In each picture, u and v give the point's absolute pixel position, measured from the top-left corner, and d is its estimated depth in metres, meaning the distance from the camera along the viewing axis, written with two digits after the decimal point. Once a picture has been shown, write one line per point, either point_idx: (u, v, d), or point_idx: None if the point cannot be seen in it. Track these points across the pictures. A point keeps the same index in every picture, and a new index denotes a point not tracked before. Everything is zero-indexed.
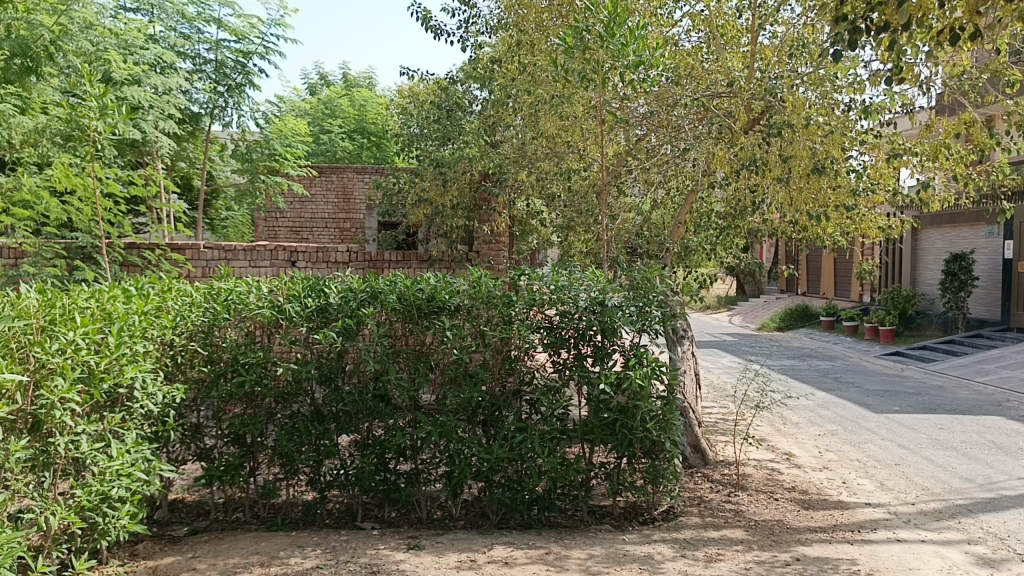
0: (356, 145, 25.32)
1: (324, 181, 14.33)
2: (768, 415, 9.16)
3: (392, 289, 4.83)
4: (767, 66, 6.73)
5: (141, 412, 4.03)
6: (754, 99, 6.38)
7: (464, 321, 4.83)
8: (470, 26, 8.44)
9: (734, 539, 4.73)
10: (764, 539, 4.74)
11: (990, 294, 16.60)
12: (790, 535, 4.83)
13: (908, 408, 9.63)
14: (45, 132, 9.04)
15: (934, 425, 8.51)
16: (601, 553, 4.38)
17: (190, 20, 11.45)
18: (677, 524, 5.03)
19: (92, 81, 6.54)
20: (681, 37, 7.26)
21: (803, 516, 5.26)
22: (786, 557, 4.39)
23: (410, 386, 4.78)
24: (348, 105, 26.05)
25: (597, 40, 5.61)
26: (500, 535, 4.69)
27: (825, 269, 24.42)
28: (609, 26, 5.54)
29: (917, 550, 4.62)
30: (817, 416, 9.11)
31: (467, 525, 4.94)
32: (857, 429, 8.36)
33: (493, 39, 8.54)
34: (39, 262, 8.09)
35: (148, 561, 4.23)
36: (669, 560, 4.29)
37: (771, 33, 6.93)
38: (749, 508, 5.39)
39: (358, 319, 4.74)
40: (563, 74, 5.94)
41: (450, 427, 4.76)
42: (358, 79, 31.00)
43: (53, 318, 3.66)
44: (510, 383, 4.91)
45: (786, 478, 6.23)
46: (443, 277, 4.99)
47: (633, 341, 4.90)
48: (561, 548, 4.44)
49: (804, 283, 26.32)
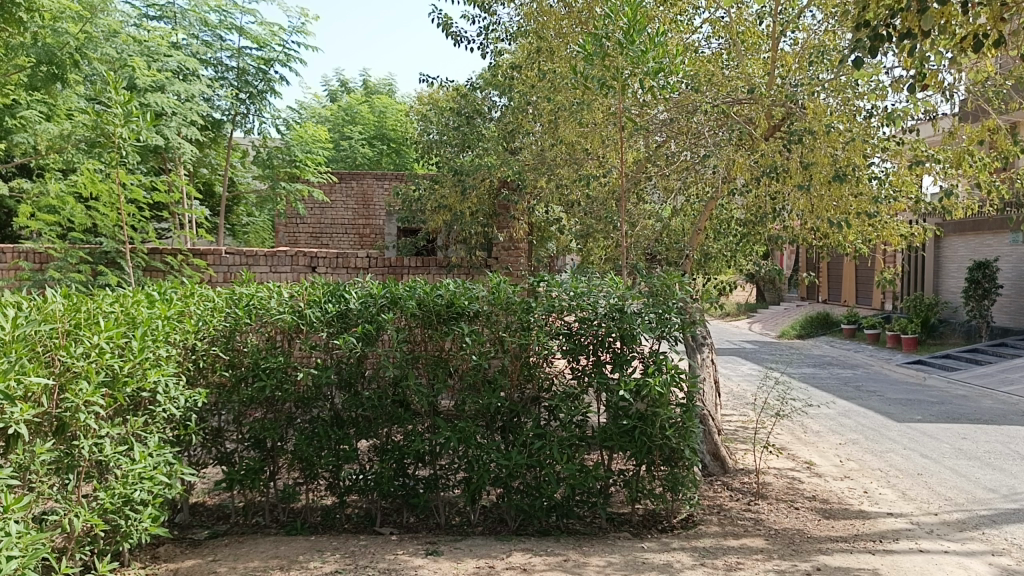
0: (377, 151, 25.46)
1: (345, 188, 14.41)
2: (788, 423, 9.11)
3: (412, 295, 4.87)
4: (788, 72, 6.70)
5: (163, 416, 4.08)
6: (774, 106, 6.36)
7: (483, 327, 4.85)
8: (490, 33, 8.48)
9: (754, 548, 4.69)
10: (784, 548, 4.70)
11: (1014, 303, 16.38)
12: (811, 544, 4.79)
13: (931, 417, 9.52)
14: (70, 139, 9.18)
15: (957, 435, 8.41)
16: (620, 560, 4.36)
17: (212, 28, 11.66)
18: (696, 533, 5.00)
19: (117, 89, 6.63)
20: (701, 44, 7.25)
21: (823, 525, 5.22)
22: (806, 567, 4.35)
23: (429, 391, 4.80)
24: (369, 112, 26.21)
25: (617, 47, 5.61)
26: (518, 542, 4.70)
27: (847, 276, 24.23)
28: (629, 33, 5.50)
29: (939, 561, 4.56)
30: (838, 425, 9.04)
31: (485, 531, 4.94)
32: (879, 438, 8.29)
33: (512, 46, 8.57)
34: (65, 266, 8.20)
35: (170, 563, 4.28)
36: (688, 568, 4.27)
37: (793, 40, 6.88)
38: (769, 517, 5.35)
39: (378, 325, 4.77)
40: (583, 81, 5.96)
41: (469, 432, 4.78)
42: (379, 86, 31.19)
43: (77, 322, 3.71)
44: (529, 389, 4.91)
45: (807, 487, 6.19)
46: (462, 283, 5.01)
47: (653, 347, 4.87)
48: (580, 555, 4.44)
49: (826, 290, 26.15)
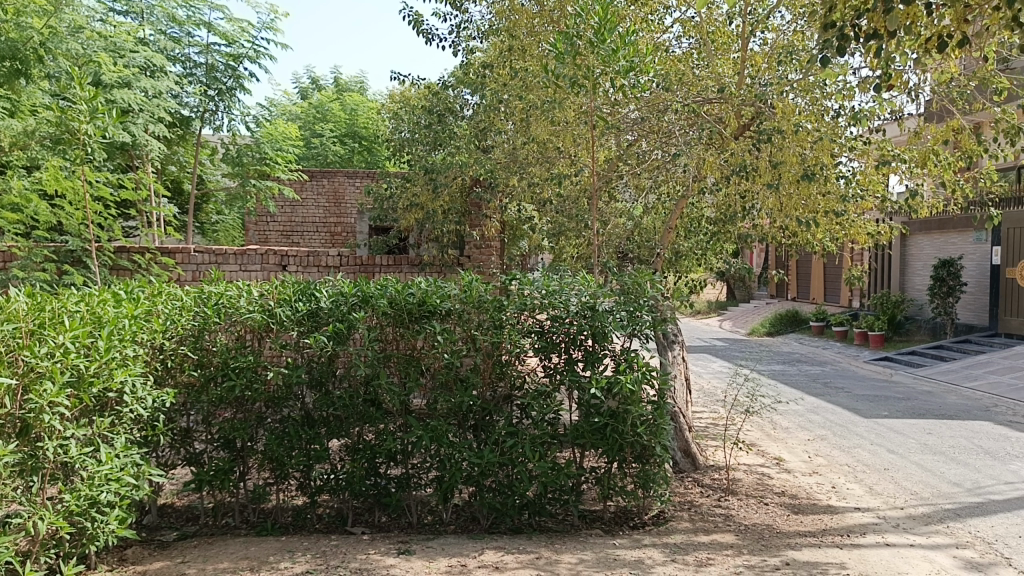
0: (348, 149, 25.29)
1: (315, 186, 14.29)
2: (757, 420, 9.20)
3: (383, 294, 4.84)
4: (757, 72, 6.76)
5: (130, 417, 4.02)
6: (744, 106, 6.41)
7: (455, 326, 4.83)
8: (461, 31, 8.47)
9: (724, 543, 4.74)
10: (753, 543, 4.75)
11: (977, 300, 16.68)
12: (779, 539, 4.85)
13: (897, 413, 9.67)
14: (34, 135, 9.01)
15: (922, 430, 8.55)
16: (592, 557, 4.38)
17: (179, 24, 11.56)
18: (667, 529, 5.03)
19: (82, 85, 6.51)
20: (672, 44, 7.30)
21: (792, 520, 5.28)
22: (775, 562, 4.40)
23: (400, 390, 4.77)
24: (339, 109, 26.03)
25: (588, 46, 5.62)
26: (491, 540, 4.69)
27: (814, 274, 24.53)
28: (599, 32, 5.52)
29: (905, 555, 4.64)
30: (806, 421, 9.15)
31: (457, 530, 4.94)
32: (846, 433, 8.40)
33: (484, 44, 8.56)
34: (28, 265, 8.04)
35: (138, 566, 4.22)
36: (659, 564, 4.30)
37: (762, 40, 6.95)
38: (738, 512, 5.40)
39: (349, 323, 4.73)
40: (555, 80, 5.97)
41: (441, 431, 4.77)
42: (349, 83, 30.98)
43: (41, 321, 3.64)
44: (501, 388, 4.91)
45: (777, 482, 6.26)
46: (434, 282, 4.99)
47: (624, 345, 4.90)
48: (552, 553, 4.45)
49: (794, 288, 26.45)
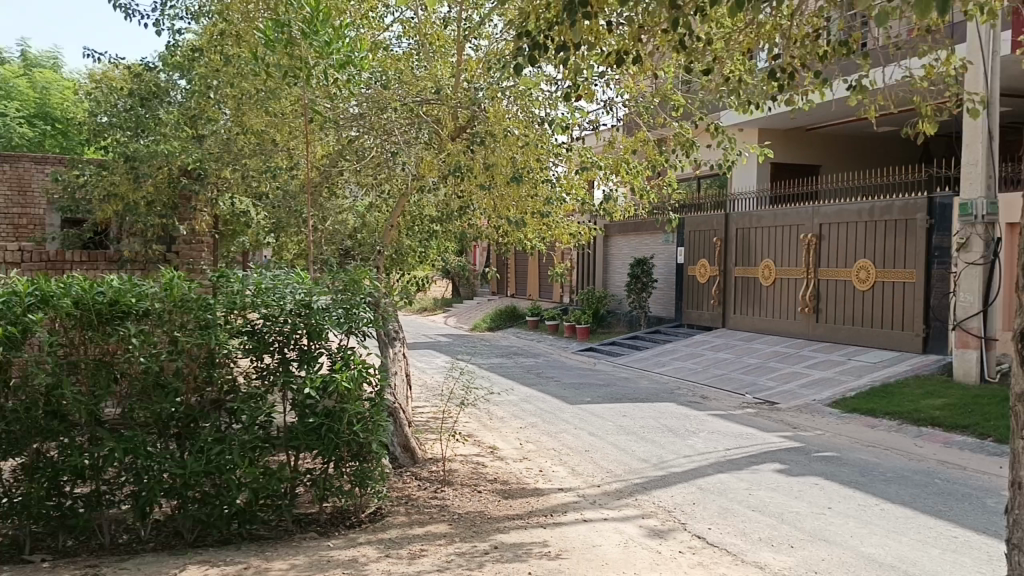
0: (37, 132, 22.43)
1: None
2: (475, 412, 9.55)
3: (67, 293, 4.35)
4: (472, 77, 6.96)
5: None
6: (460, 108, 6.56)
7: (153, 327, 4.47)
8: (168, 11, 7.86)
9: (437, 534, 4.85)
10: (465, 531, 4.92)
11: (666, 295, 18.70)
12: (489, 525, 5.07)
13: (599, 399, 10.55)
14: None
15: (619, 413, 9.40)
16: (304, 561, 4.28)
17: None
18: (383, 525, 5.05)
19: None
20: (392, 42, 7.32)
21: (502, 505, 5.54)
22: (484, 547, 4.59)
23: (88, 400, 4.31)
24: (28, 86, 22.86)
25: (302, 37, 5.45)
26: (195, 554, 4.41)
27: (531, 272, 26.02)
28: (312, 22, 5.37)
29: (599, 528, 5.06)
30: (520, 410, 9.68)
31: (157, 547, 4.58)
32: (554, 420, 9.00)
33: (194, 27, 8.01)
34: None
35: None
36: (372, 561, 4.30)
37: (476, 47, 7.20)
38: (453, 502, 5.57)
39: (23, 327, 4.22)
40: (268, 70, 5.73)
41: (137, 442, 4.38)
42: (40, 58, 27.49)
43: None
44: (208, 392, 4.63)
45: (490, 470, 6.54)
46: (130, 279, 4.57)
47: (341, 343, 4.83)
48: (262, 561, 4.27)
49: (513, 285, 27.86)
